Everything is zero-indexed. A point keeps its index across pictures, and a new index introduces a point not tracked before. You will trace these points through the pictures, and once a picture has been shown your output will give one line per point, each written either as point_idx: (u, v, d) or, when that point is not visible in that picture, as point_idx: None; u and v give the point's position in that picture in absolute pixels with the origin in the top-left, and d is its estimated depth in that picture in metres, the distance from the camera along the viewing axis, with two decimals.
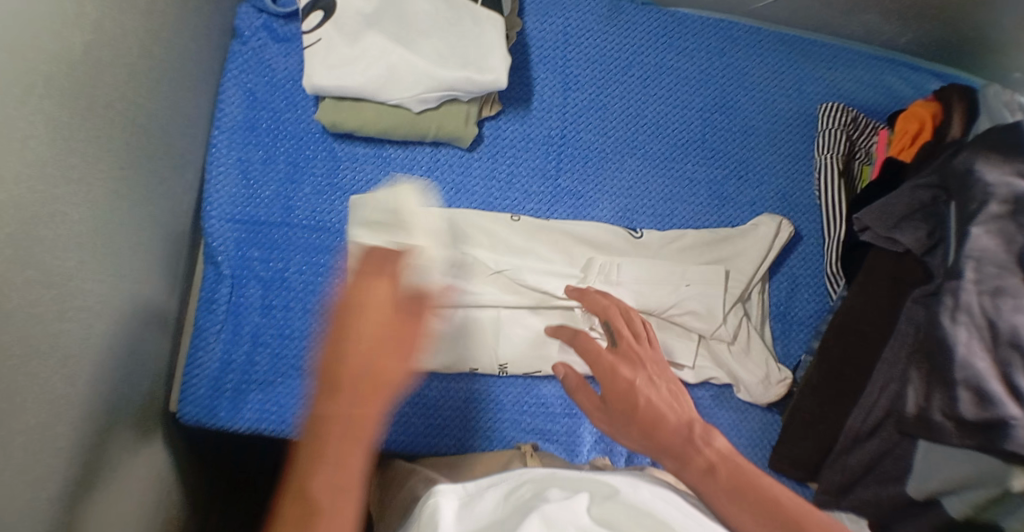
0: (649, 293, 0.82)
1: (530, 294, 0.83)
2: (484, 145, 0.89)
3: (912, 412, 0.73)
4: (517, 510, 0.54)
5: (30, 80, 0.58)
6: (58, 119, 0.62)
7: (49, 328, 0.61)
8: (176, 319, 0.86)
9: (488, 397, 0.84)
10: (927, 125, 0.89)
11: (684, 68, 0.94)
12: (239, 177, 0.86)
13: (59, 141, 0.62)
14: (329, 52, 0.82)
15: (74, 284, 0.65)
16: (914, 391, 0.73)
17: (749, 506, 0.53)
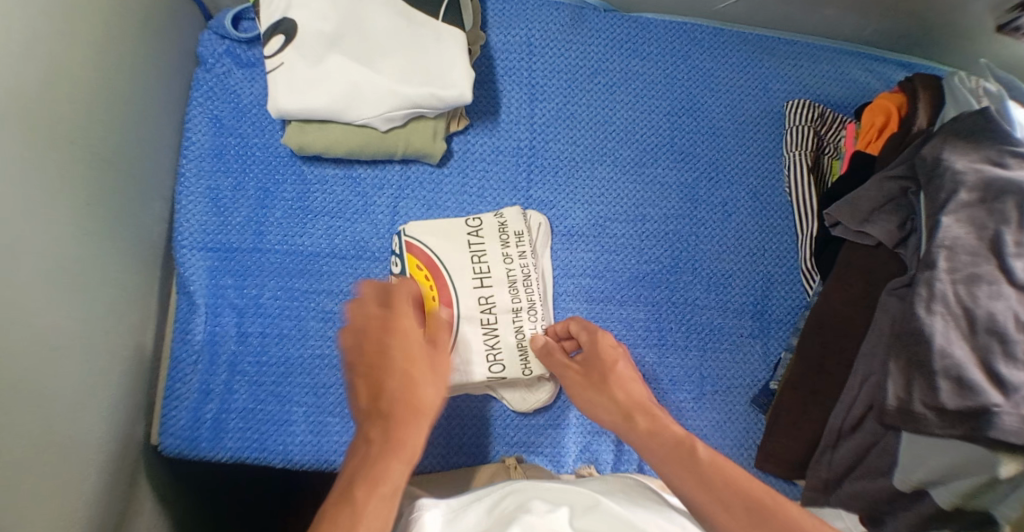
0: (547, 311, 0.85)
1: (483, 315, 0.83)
2: (454, 160, 0.89)
3: (893, 404, 0.72)
4: (499, 523, 0.55)
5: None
6: (12, 162, 0.61)
7: (22, 371, 0.61)
8: (153, 354, 0.86)
9: (470, 412, 0.84)
10: (894, 116, 0.89)
11: (650, 73, 0.94)
12: (209, 206, 0.86)
13: (15, 183, 0.61)
14: (294, 74, 0.82)
15: (41, 328, 0.64)
16: (894, 383, 0.72)
17: (676, 459, 0.60)
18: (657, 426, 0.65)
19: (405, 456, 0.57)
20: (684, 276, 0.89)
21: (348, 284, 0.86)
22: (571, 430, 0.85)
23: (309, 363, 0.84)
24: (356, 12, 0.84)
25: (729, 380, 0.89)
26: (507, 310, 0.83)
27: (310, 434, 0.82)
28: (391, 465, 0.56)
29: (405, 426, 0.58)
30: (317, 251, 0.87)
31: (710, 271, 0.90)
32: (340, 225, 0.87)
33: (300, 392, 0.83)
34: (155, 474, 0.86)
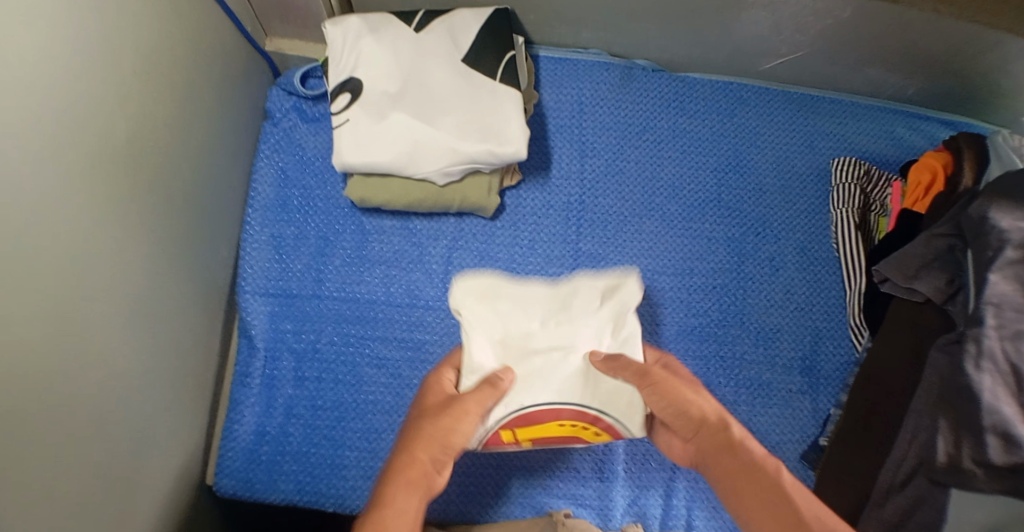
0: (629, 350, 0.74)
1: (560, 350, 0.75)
2: (508, 213, 0.92)
3: (941, 460, 0.73)
4: None
5: (55, 171, 0.59)
6: (87, 209, 0.64)
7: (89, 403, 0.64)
8: (213, 395, 0.89)
9: (520, 463, 0.86)
10: (940, 174, 0.90)
11: (697, 131, 0.96)
12: (273, 253, 0.90)
13: (89, 228, 0.64)
14: (363, 130, 0.86)
15: (102, 371, 0.66)
16: (942, 439, 0.73)
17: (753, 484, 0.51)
18: (684, 405, 0.62)
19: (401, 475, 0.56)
20: (732, 330, 0.91)
21: (402, 332, 0.89)
22: (618, 484, 0.86)
23: (363, 408, 0.87)
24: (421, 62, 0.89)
25: (776, 436, 0.89)
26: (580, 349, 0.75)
27: (363, 480, 0.84)
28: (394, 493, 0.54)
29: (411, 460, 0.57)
30: (373, 299, 0.90)
31: (758, 325, 0.91)
32: (396, 275, 0.91)
33: (355, 438, 0.85)
34: (209, 512, 0.88)
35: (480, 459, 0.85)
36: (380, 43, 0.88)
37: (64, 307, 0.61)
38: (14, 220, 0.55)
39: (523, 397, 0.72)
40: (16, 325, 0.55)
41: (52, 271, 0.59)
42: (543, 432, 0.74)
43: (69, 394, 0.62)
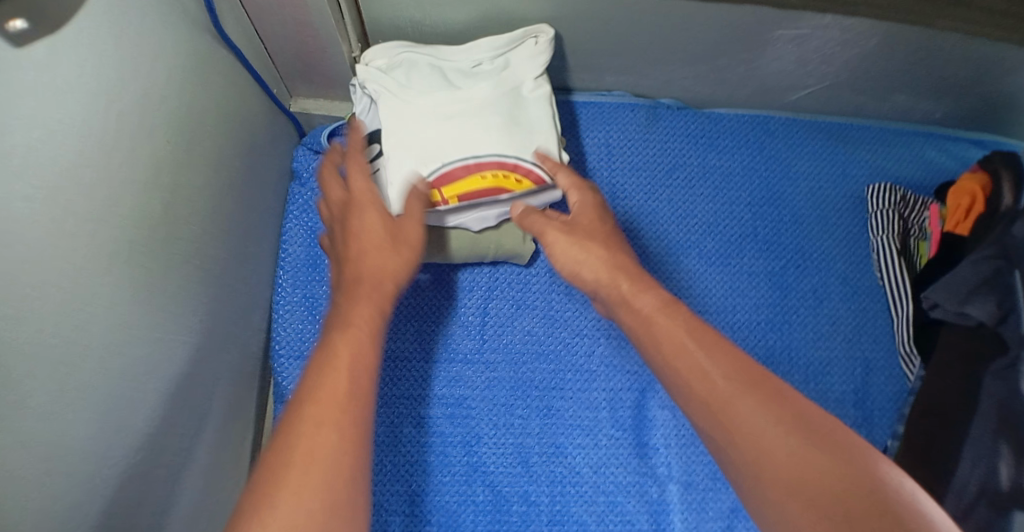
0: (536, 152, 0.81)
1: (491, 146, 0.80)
2: (542, 259, 0.91)
3: (1007, 484, 0.73)
4: None
5: (93, 247, 0.58)
6: (126, 283, 0.63)
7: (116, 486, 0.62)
8: (250, 464, 0.86)
9: (571, 518, 0.83)
10: (980, 196, 0.88)
11: (727, 166, 0.95)
12: (305, 314, 0.88)
13: (127, 303, 0.63)
14: (402, 168, 0.79)
15: (138, 447, 0.64)
16: (1006, 464, 0.74)
17: (795, 430, 0.54)
18: (677, 360, 0.62)
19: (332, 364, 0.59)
20: (781, 366, 0.88)
21: (443, 388, 0.87)
22: None
23: (407, 470, 0.83)
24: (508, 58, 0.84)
25: None
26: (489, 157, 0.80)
27: None
28: (313, 382, 0.58)
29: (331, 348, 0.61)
30: (412, 356, 0.88)
31: (807, 359, 0.89)
32: (434, 329, 0.89)
33: (399, 501, 0.82)
34: None
35: (531, 517, 0.83)
36: (408, 69, 0.83)
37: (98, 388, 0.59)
38: (44, 301, 0.54)
39: (428, 163, 0.79)
40: (47, 405, 0.54)
41: (87, 351, 0.58)
42: (466, 188, 0.79)
43: (99, 476, 0.59)
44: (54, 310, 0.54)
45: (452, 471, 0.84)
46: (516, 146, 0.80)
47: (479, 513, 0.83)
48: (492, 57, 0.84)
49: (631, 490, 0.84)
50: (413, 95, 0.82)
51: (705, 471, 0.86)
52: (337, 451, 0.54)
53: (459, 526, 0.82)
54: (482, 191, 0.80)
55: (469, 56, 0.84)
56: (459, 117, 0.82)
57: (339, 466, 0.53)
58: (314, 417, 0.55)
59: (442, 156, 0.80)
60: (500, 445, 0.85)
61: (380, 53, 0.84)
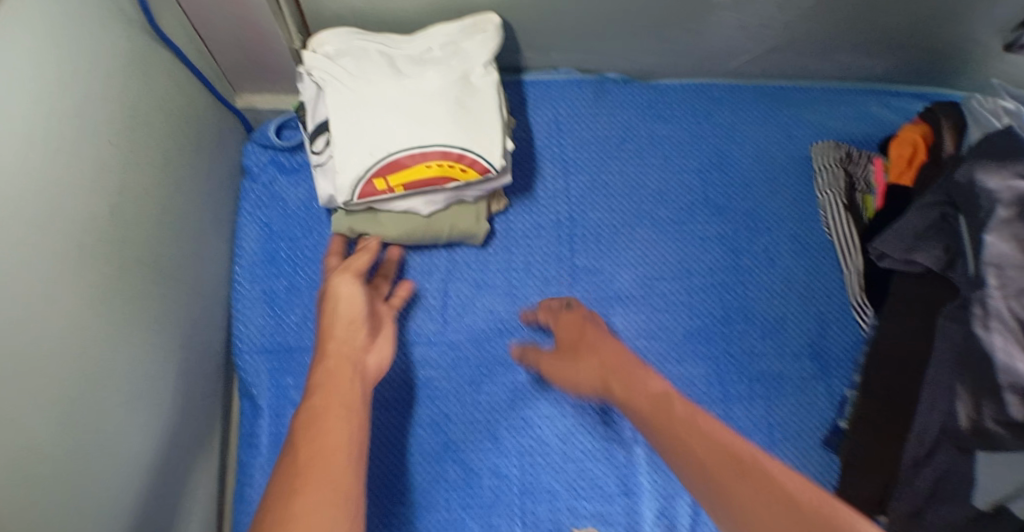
0: (481, 137, 0.82)
1: (443, 133, 0.81)
2: (499, 238, 0.91)
3: (965, 425, 0.72)
4: None
5: (41, 252, 0.58)
6: (78, 288, 0.62)
7: (93, 488, 0.61)
8: (221, 460, 0.86)
9: (542, 488, 0.84)
10: (921, 146, 0.90)
11: (675, 135, 0.97)
12: (266, 309, 0.89)
13: (80, 306, 0.62)
14: (353, 159, 0.80)
15: (106, 449, 0.64)
16: (963, 405, 0.73)
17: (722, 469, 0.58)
18: (637, 391, 0.69)
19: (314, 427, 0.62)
20: (737, 327, 0.90)
21: (406, 374, 0.87)
22: (646, 497, 0.84)
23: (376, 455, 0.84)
24: (460, 46, 0.85)
25: (797, 426, 0.88)
26: (437, 144, 0.81)
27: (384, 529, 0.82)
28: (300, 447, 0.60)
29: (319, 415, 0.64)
30: None
31: (763, 318, 0.91)
32: (396, 315, 0.89)
33: (371, 483, 0.83)
34: None
35: (503, 491, 0.84)
36: (357, 57, 0.83)
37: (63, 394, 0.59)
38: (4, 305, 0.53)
39: (375, 149, 0.80)
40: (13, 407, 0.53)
41: (49, 360, 0.58)
42: (411, 178, 0.81)
43: (71, 476, 0.59)
44: (10, 317, 0.54)
45: (422, 451, 0.84)
46: (458, 137, 0.81)
47: (452, 491, 0.83)
48: (443, 45, 0.85)
49: (598, 456, 0.86)
50: (362, 82, 0.82)
51: None
52: (313, 510, 0.54)
53: (432, 506, 0.82)
54: (427, 180, 0.81)
55: (420, 44, 0.85)
56: (410, 103, 0.82)
57: (330, 501, 0.55)
58: (293, 479, 0.56)
59: (390, 144, 0.80)
60: (468, 424, 0.86)
61: (327, 38, 0.84)
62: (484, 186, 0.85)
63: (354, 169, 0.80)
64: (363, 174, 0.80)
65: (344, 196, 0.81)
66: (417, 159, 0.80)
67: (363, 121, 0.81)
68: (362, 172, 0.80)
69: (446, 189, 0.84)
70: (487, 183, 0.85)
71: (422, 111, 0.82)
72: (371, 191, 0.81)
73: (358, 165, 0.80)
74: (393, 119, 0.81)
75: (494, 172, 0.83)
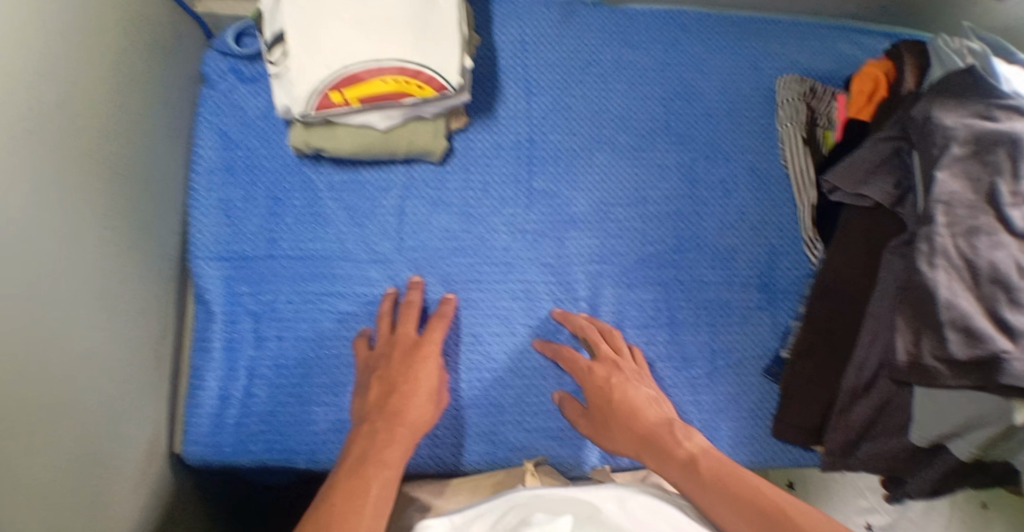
0: (438, 54, 0.82)
1: (400, 50, 0.82)
2: (457, 157, 0.92)
3: (903, 360, 0.71)
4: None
5: None
6: (24, 173, 0.62)
7: (40, 369, 0.62)
8: (174, 363, 0.87)
9: (488, 401, 0.86)
10: (882, 83, 0.90)
11: (641, 61, 0.96)
12: (222, 217, 0.88)
13: (28, 189, 0.63)
14: (308, 69, 0.81)
15: (54, 336, 0.65)
16: (902, 340, 0.72)
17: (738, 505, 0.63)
18: (631, 420, 0.77)
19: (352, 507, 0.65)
20: (689, 254, 0.92)
21: (360, 287, 0.88)
22: None
23: (327, 362, 0.86)
24: None
25: (742, 354, 0.90)
26: (393, 61, 0.82)
27: (332, 434, 0.84)
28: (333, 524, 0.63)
29: (357, 494, 0.66)
30: (329, 254, 0.89)
31: (716, 247, 0.92)
32: (352, 229, 0.89)
33: (322, 388, 0.85)
34: (185, 483, 0.89)
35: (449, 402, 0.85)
36: None
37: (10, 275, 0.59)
38: None
39: (332, 62, 0.81)
40: None
41: None
42: (368, 91, 0.81)
43: (19, 355, 0.60)
44: None
45: None
46: (415, 54, 0.82)
47: None
48: None
49: (547, 373, 0.88)
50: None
51: None
52: None
53: None
54: (382, 95, 0.82)
55: None
56: (369, 21, 0.83)
57: None
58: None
59: (347, 60, 0.81)
60: None
61: None
62: (441, 104, 0.85)
63: (311, 82, 0.81)
64: (319, 87, 0.81)
65: (300, 109, 0.82)
66: (373, 74, 0.81)
67: (321, 35, 0.82)
68: (318, 85, 0.81)
69: (404, 107, 0.84)
70: (445, 101, 0.85)
71: (379, 28, 0.83)
72: (327, 104, 0.81)
73: (314, 77, 0.81)
74: (351, 35, 0.82)
75: (450, 91, 0.82)
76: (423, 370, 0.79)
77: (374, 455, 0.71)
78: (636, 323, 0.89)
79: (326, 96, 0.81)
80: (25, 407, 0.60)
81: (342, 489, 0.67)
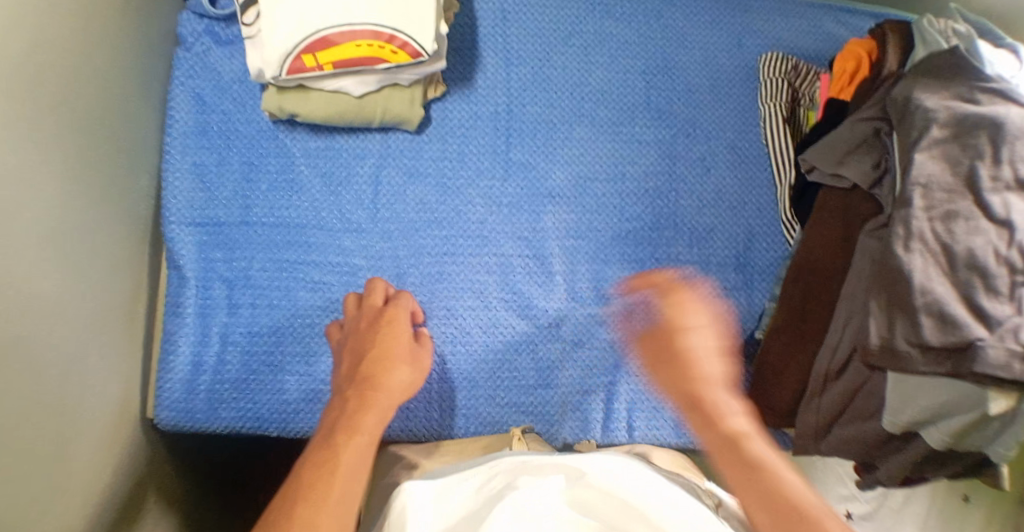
0: (413, 18, 0.81)
1: (375, 12, 0.81)
2: (433, 126, 0.91)
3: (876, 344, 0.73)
4: (488, 500, 0.60)
5: None
6: (1, 127, 0.61)
7: (18, 328, 0.62)
8: (145, 327, 0.87)
9: (459, 373, 0.86)
10: (864, 62, 0.89)
11: (624, 34, 0.95)
12: (196, 182, 0.88)
13: (4, 143, 0.61)
14: (280, 31, 0.80)
15: (30, 296, 0.64)
16: (876, 324, 0.73)
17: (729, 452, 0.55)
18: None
19: (316, 496, 0.54)
20: (665, 231, 0.91)
21: (334, 256, 0.88)
22: (559, 390, 0.87)
23: (301, 330, 0.86)
24: None
25: None
26: (368, 23, 0.80)
27: (303, 401, 0.84)
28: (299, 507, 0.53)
29: (325, 475, 0.56)
30: (304, 222, 0.88)
31: (693, 225, 0.92)
32: (327, 196, 0.89)
33: (293, 355, 0.85)
34: (153, 449, 0.88)
35: None
36: None
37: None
38: None
39: (306, 24, 0.80)
40: None
41: None
42: (343, 55, 0.81)
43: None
44: None
45: None
46: (390, 17, 0.81)
47: None
48: None
49: (519, 347, 0.87)
50: None
51: (591, 331, 0.88)
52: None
53: None
54: (357, 59, 0.81)
55: None
56: None
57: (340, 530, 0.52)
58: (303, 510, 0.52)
59: (321, 21, 0.80)
60: None
61: None
62: (417, 70, 0.84)
63: (285, 44, 0.80)
64: (294, 50, 0.80)
65: (274, 72, 0.81)
66: (348, 37, 0.80)
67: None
68: (292, 48, 0.80)
69: (379, 71, 0.83)
70: (421, 67, 0.84)
71: None
72: (302, 68, 0.81)
73: (289, 39, 0.80)
74: None
75: (426, 57, 0.82)
76: (391, 332, 0.74)
77: (353, 420, 0.62)
78: (610, 298, 0.89)
79: (301, 59, 0.80)
80: None
81: (312, 462, 0.58)
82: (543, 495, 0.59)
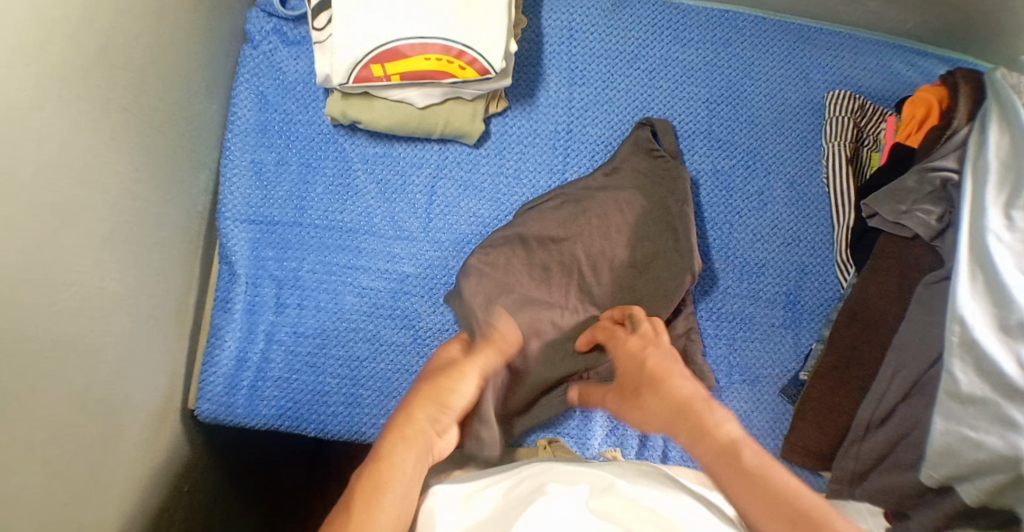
0: (484, 35, 0.81)
1: (445, 27, 0.80)
2: (492, 141, 0.91)
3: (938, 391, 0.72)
4: (515, 501, 0.60)
5: (34, 78, 0.56)
6: (69, 119, 0.61)
7: (72, 319, 0.62)
8: (194, 320, 0.88)
9: None
10: (935, 109, 0.87)
11: (691, 61, 0.95)
12: (253, 180, 0.88)
13: (71, 136, 0.62)
14: (349, 39, 0.80)
15: (87, 289, 0.65)
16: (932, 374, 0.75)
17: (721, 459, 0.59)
18: (665, 387, 0.69)
19: None
20: (717, 264, 0.90)
21: (384, 262, 0.88)
22: (597, 414, 0.86)
23: (344, 335, 0.86)
24: None
25: (758, 370, 0.89)
26: (438, 38, 0.80)
27: (343, 406, 0.84)
28: None
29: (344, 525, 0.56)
30: (356, 228, 0.88)
31: (745, 260, 0.91)
32: (381, 203, 0.89)
33: (336, 360, 0.85)
34: (190, 441, 0.88)
35: None
36: None
37: (49, 215, 0.59)
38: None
39: (375, 34, 0.80)
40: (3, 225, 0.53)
41: (35, 183, 0.57)
42: (410, 67, 0.80)
43: (54, 303, 0.60)
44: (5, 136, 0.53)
45: (388, 341, 0.86)
46: (460, 32, 0.80)
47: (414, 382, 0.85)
48: None
49: None
50: None
51: None
52: None
53: (393, 391, 0.85)
54: (423, 73, 0.81)
55: None
56: None
57: None
58: None
59: (391, 31, 0.80)
60: (436, 318, 0.87)
61: None
62: (482, 86, 0.84)
63: (354, 54, 0.80)
64: (361, 59, 0.80)
65: (341, 79, 0.81)
66: (417, 50, 0.80)
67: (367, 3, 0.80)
68: (360, 58, 0.80)
69: (445, 85, 0.83)
70: (486, 84, 0.84)
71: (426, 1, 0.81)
72: (369, 78, 0.81)
73: (357, 48, 0.80)
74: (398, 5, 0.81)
75: (493, 75, 0.82)
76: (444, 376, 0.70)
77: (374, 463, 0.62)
78: None
79: (368, 69, 0.81)
80: (49, 352, 0.59)
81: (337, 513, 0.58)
82: (568, 495, 0.59)
